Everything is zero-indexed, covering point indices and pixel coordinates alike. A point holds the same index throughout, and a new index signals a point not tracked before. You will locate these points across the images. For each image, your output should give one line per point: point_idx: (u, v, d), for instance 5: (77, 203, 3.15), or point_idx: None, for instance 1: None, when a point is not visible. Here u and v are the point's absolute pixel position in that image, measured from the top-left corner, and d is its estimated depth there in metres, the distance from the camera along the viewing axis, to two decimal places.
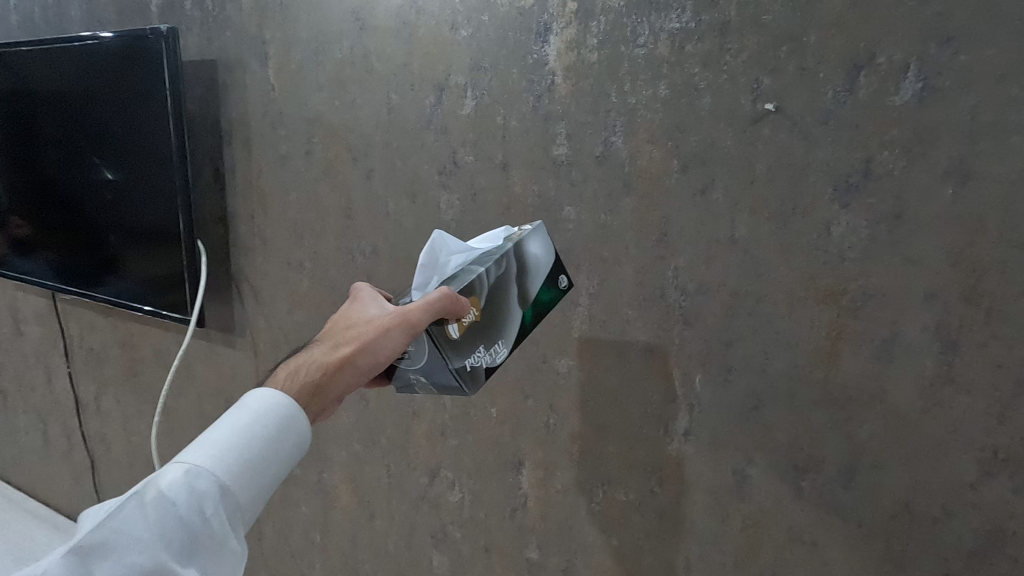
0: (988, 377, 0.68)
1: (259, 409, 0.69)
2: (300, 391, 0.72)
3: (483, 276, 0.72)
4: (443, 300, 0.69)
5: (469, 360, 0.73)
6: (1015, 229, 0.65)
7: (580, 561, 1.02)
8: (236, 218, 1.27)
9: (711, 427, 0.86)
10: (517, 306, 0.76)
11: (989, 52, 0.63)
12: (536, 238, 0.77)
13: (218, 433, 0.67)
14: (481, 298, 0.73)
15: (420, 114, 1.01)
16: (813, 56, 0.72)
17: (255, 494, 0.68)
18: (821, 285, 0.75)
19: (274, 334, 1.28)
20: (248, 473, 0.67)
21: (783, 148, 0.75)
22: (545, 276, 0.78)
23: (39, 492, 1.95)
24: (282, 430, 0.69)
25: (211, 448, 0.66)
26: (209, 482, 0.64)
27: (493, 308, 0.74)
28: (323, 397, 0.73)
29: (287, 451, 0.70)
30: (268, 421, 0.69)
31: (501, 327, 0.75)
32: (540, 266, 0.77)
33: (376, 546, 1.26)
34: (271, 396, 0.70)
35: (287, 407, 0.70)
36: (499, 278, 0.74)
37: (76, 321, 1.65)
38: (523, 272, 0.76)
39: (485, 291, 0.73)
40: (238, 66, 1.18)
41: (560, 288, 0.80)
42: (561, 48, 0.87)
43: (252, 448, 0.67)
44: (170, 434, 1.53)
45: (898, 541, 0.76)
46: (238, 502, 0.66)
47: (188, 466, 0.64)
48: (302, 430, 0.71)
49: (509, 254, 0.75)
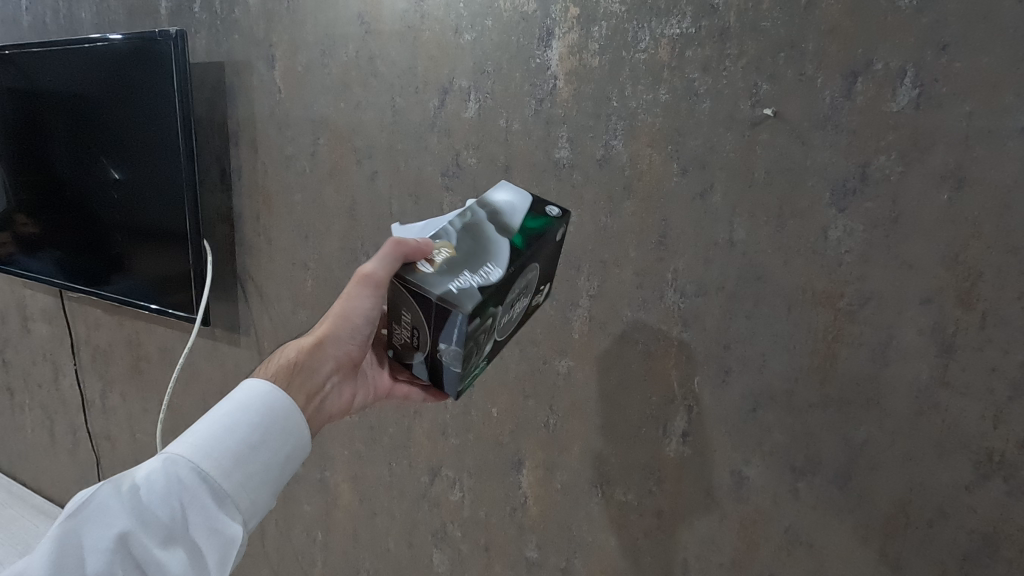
0: (983, 380, 0.69)
1: (241, 398, 0.71)
2: (277, 374, 0.75)
3: (448, 226, 0.70)
4: (392, 244, 0.67)
5: (453, 285, 0.63)
6: (1010, 234, 0.66)
7: (578, 560, 1.03)
8: (242, 218, 1.28)
9: (709, 428, 0.87)
10: (499, 233, 0.68)
11: (984, 60, 0.64)
12: (501, 189, 0.74)
13: (198, 423, 0.69)
14: (451, 239, 0.69)
15: (423, 116, 1.02)
16: (811, 63, 0.73)
17: (243, 480, 0.68)
18: (819, 289, 0.76)
19: (278, 333, 1.29)
20: (231, 459, 0.68)
21: (782, 152, 0.76)
22: (524, 211, 0.71)
23: (45, 488, 1.97)
24: (266, 415, 0.71)
25: (189, 438, 0.68)
26: (188, 468, 0.66)
27: (469, 243, 0.67)
28: (306, 376, 0.76)
29: (273, 436, 0.71)
30: (249, 408, 0.70)
31: (485, 249, 0.66)
32: (514, 205, 0.72)
33: (377, 544, 1.27)
34: (249, 382, 0.73)
35: (265, 387, 0.72)
36: (469, 224, 0.70)
37: (83, 319, 1.67)
38: (495, 212, 0.71)
39: (454, 235, 0.69)
40: (246, 69, 1.19)
41: (551, 217, 0.73)
42: (563, 52, 0.88)
43: (233, 434, 0.69)
44: (175, 431, 1.54)
45: (894, 543, 0.77)
46: (221, 486, 0.67)
47: (166, 455, 0.66)
48: (290, 415, 0.73)
49: (474, 205, 0.72)
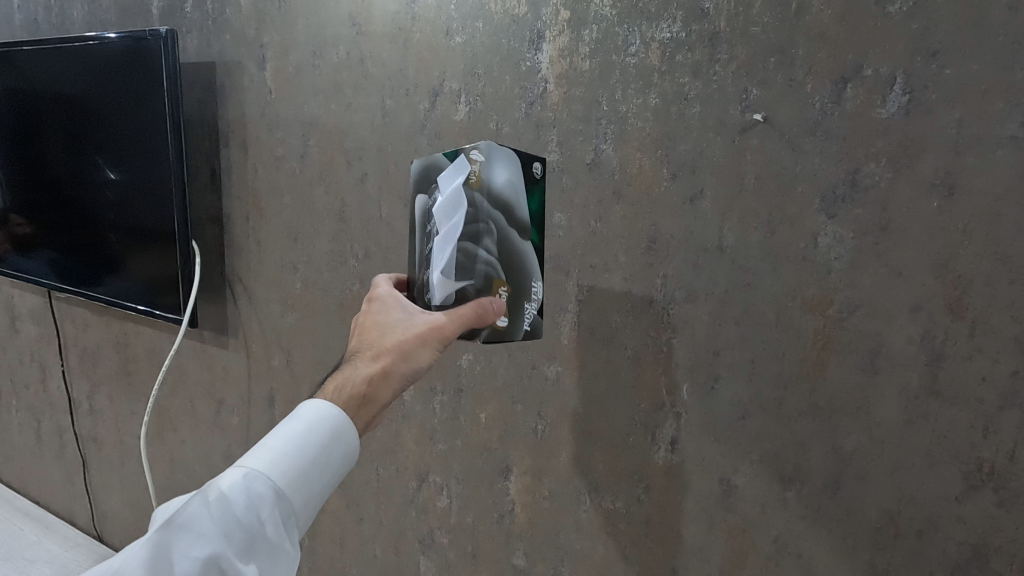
0: (973, 390, 0.68)
1: (311, 418, 0.68)
2: (346, 403, 0.70)
3: (490, 258, 0.72)
4: (473, 314, 0.71)
5: (526, 323, 0.77)
6: (999, 241, 0.65)
7: (566, 567, 1.02)
8: (231, 220, 1.27)
9: (698, 436, 0.86)
10: (525, 240, 0.75)
11: (973, 67, 0.64)
12: (497, 168, 0.72)
13: (272, 437, 0.68)
14: (501, 274, 0.74)
15: (413, 118, 1.01)
16: (801, 68, 0.72)
17: (309, 499, 0.68)
18: (808, 296, 0.75)
19: (267, 336, 1.28)
20: (300, 478, 0.67)
21: (771, 157, 0.75)
22: (523, 186, 0.74)
23: (31, 490, 1.95)
24: (334, 437, 0.69)
25: (267, 453, 0.66)
26: (264, 486, 0.65)
27: (512, 271, 0.75)
28: (371, 409, 0.71)
29: (339, 457, 0.69)
30: (319, 431, 0.68)
31: (528, 270, 0.76)
32: (515, 189, 0.73)
33: (364, 550, 1.26)
34: (318, 405, 0.69)
35: (338, 417, 0.69)
36: (500, 240, 0.73)
37: (71, 319, 1.66)
38: (506, 209, 0.73)
39: (499, 267, 0.74)
40: (237, 69, 1.19)
41: (536, 174, 0.76)
42: (554, 55, 0.88)
43: (304, 453, 0.67)
44: (162, 433, 1.53)
45: (883, 555, 0.76)
46: (292, 506, 0.66)
47: (244, 470, 0.65)
48: (353, 440, 0.71)
49: (492, 212, 0.72)
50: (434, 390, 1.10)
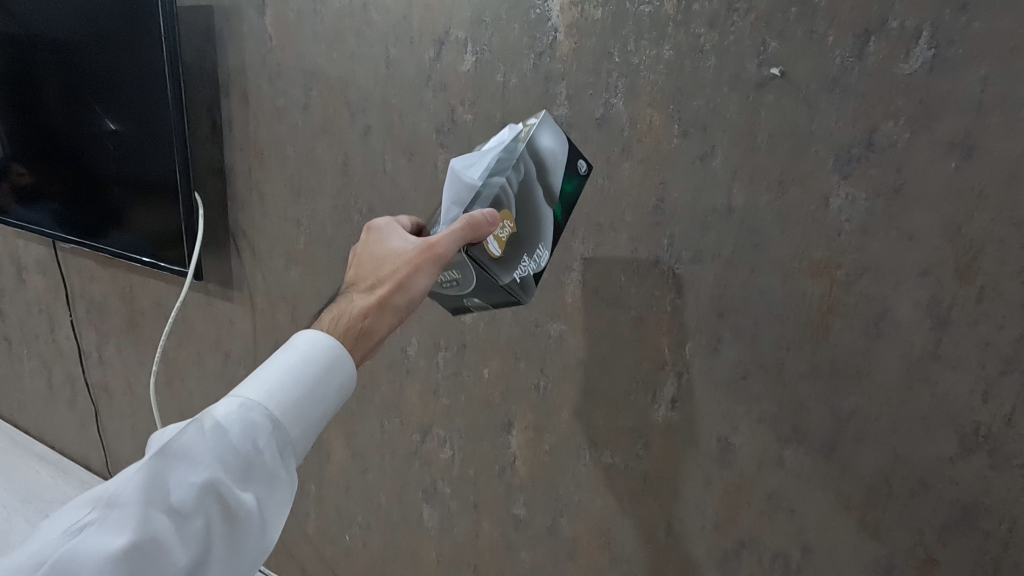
0: (976, 355, 0.68)
1: (306, 349, 0.70)
2: (345, 333, 0.72)
3: (506, 186, 0.70)
4: (466, 227, 0.66)
5: (517, 274, 0.72)
6: (1015, 205, 0.64)
7: (564, 518, 1.05)
8: (233, 172, 1.26)
9: (698, 396, 0.87)
10: (547, 206, 0.75)
11: (1003, 22, 0.61)
12: (546, 130, 0.74)
13: (268, 369, 0.69)
14: (512, 210, 0.71)
15: (418, 69, 0.98)
16: (822, 20, 0.69)
17: (304, 429, 0.70)
18: (816, 258, 0.75)
19: (272, 290, 1.28)
20: (297, 409, 0.68)
21: (785, 114, 0.73)
22: (563, 160, 0.77)
23: (45, 436, 2.00)
24: (330, 368, 0.70)
25: (262, 384, 0.68)
26: (261, 415, 0.66)
27: (525, 217, 0.72)
28: (370, 338, 0.74)
29: (334, 391, 0.71)
30: (314, 363, 0.69)
31: (538, 230, 0.74)
32: (556, 155, 0.76)
33: (369, 499, 1.30)
34: (317, 337, 0.70)
35: (333, 346, 0.71)
36: (521, 184, 0.71)
37: (77, 271, 1.66)
38: (542, 169, 0.74)
39: (512, 201, 0.71)
40: (236, 14, 1.15)
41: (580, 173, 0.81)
42: (565, 3, 0.84)
43: (300, 387, 0.68)
44: (170, 384, 1.56)
45: (874, 513, 0.78)
46: (288, 435, 0.68)
47: (241, 400, 0.66)
48: (348, 371, 0.72)
49: (525, 155, 0.71)
50: (437, 346, 1.11)
